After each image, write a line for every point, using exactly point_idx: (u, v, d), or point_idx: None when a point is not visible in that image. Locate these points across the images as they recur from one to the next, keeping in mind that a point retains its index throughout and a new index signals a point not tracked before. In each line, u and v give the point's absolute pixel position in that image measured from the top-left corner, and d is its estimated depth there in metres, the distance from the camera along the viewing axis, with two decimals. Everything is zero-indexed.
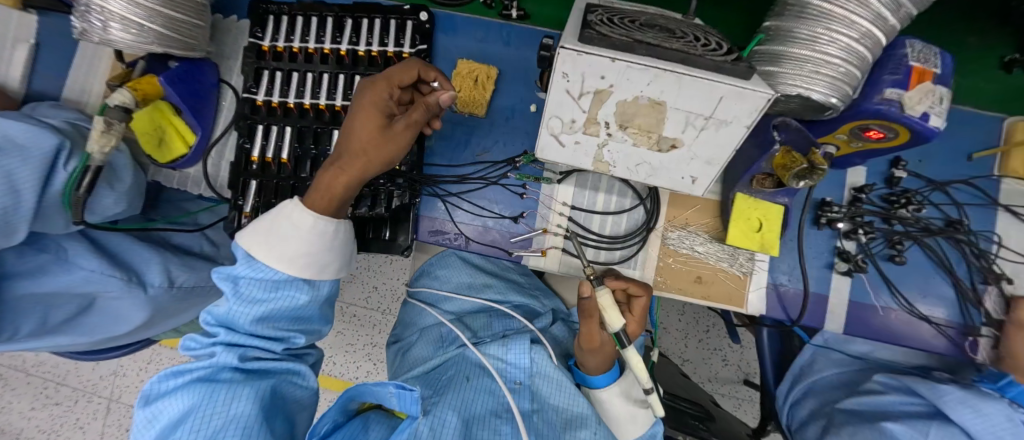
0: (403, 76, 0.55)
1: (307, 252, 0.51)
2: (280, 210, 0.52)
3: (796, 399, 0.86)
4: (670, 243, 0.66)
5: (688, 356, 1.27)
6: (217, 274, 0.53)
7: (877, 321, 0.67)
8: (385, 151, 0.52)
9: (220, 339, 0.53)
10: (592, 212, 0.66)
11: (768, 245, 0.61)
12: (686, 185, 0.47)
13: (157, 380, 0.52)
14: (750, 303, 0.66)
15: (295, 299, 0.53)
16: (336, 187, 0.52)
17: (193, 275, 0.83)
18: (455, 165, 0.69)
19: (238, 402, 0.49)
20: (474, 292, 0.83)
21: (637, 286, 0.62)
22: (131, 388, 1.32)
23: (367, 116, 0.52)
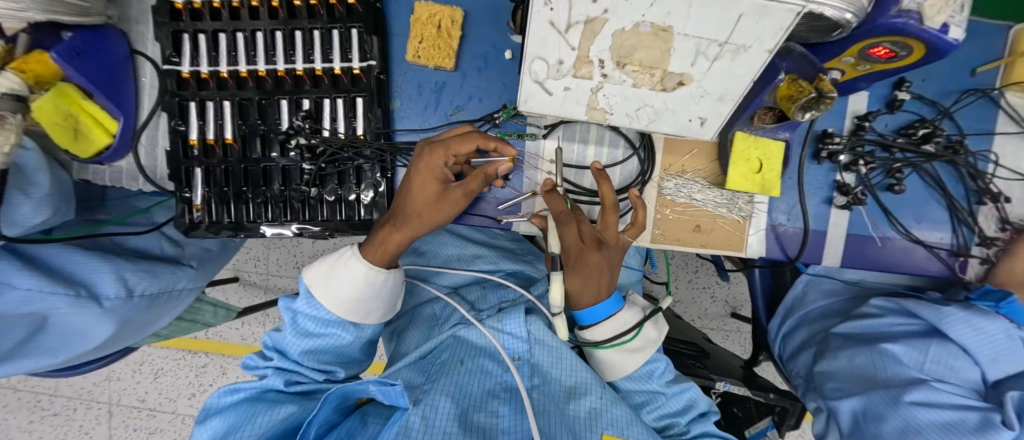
0: (460, 147, 0.52)
1: (358, 300, 0.61)
2: (341, 257, 0.62)
3: (787, 331, 0.89)
4: (667, 193, 0.62)
5: (678, 297, 1.29)
6: (282, 303, 0.65)
7: (873, 253, 0.66)
8: (438, 214, 0.55)
9: (273, 364, 0.66)
10: (582, 167, 0.61)
11: (769, 186, 0.57)
12: (695, 128, 0.42)
13: (214, 397, 0.64)
14: (749, 247, 0.64)
15: (342, 337, 0.64)
16: (393, 243, 0.58)
17: (155, 276, 0.77)
18: (427, 129, 0.61)
19: (275, 415, 0.60)
20: (464, 265, 0.78)
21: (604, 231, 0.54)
22: (131, 390, 1.35)
23: (425, 184, 0.54)
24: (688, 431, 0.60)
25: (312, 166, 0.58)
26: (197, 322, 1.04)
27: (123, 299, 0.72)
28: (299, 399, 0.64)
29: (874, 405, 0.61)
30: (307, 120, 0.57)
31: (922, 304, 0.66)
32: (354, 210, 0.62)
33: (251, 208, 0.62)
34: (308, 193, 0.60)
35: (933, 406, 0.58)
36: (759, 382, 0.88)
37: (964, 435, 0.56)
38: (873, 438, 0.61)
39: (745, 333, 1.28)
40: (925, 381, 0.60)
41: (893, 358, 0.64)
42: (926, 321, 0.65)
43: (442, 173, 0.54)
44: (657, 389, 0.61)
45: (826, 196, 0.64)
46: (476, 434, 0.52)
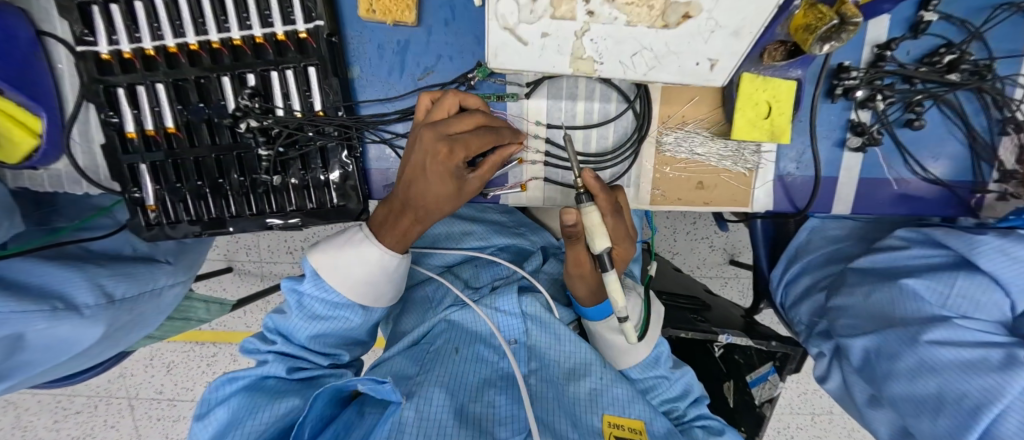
0: (476, 142, 0.45)
1: (370, 283, 0.55)
2: (348, 236, 0.56)
3: (790, 279, 0.86)
4: (666, 149, 0.57)
5: (676, 250, 1.25)
6: (284, 285, 0.59)
7: (886, 195, 0.61)
8: (456, 203, 0.51)
9: (277, 350, 0.63)
10: (571, 128, 0.54)
11: (778, 132, 0.51)
12: (704, 73, 0.38)
13: (213, 388, 0.61)
14: (756, 201, 0.60)
15: (350, 319, 0.59)
16: (407, 233, 0.53)
17: (132, 281, 0.72)
18: (394, 98, 0.55)
19: (277, 409, 0.57)
20: (453, 243, 0.74)
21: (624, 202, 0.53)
22: (148, 382, 1.34)
23: (443, 186, 0.47)
24: (688, 415, 0.65)
25: (270, 151, 0.52)
26: (192, 320, 1.00)
27: (104, 305, 0.67)
28: (303, 388, 0.61)
29: (886, 343, 0.59)
30: (255, 98, 0.50)
31: (952, 234, 0.60)
32: (325, 196, 0.57)
33: (212, 203, 0.56)
34: (270, 182, 0.55)
35: (953, 345, 0.54)
36: (759, 330, 0.85)
37: (983, 374, 0.52)
38: (884, 376, 0.59)
39: (744, 278, 1.26)
40: (946, 318, 0.56)
41: (913, 295, 0.60)
42: (957, 251, 0.60)
43: (460, 172, 0.47)
44: (662, 374, 0.65)
45: (838, 138, 0.58)
46: (473, 426, 0.51)
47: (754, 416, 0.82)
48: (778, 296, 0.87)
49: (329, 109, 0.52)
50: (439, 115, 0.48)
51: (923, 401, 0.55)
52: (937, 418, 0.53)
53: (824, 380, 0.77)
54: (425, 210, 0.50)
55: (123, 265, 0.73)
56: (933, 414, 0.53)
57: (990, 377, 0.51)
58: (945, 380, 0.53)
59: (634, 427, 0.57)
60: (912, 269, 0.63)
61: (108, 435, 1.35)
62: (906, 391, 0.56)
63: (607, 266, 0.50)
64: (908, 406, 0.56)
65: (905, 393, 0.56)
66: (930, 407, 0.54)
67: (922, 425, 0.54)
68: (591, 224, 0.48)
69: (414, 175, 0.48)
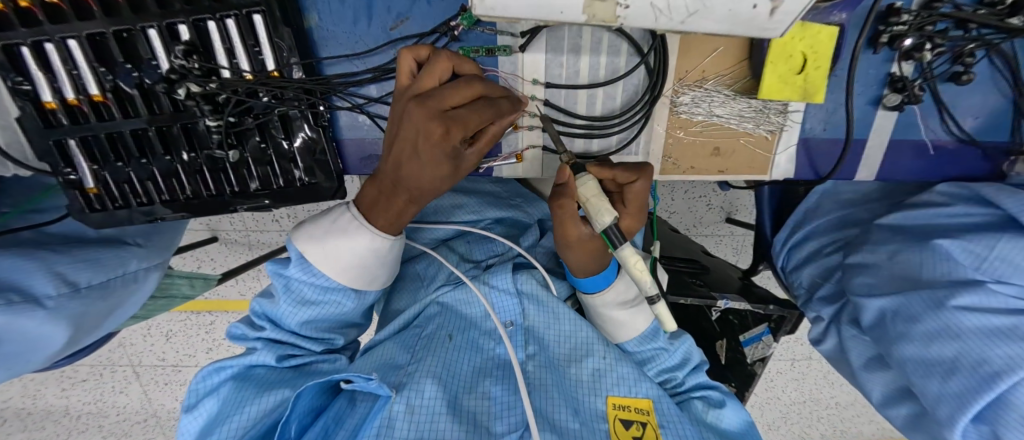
0: (469, 117, 0.37)
1: (362, 267, 0.49)
2: (335, 217, 0.49)
3: (796, 242, 0.81)
4: (681, 110, 0.50)
5: (674, 209, 1.12)
6: (270, 268, 0.52)
7: (912, 158, 0.56)
8: (455, 180, 0.44)
9: (266, 336, 0.54)
10: (575, 88, 0.47)
11: (812, 91, 0.45)
12: (759, 18, 0.32)
13: (200, 378, 0.53)
14: (776, 168, 0.54)
15: (344, 304, 0.52)
16: (402, 215, 0.47)
17: (96, 264, 0.64)
18: (362, 54, 0.46)
19: (264, 403, 0.49)
20: (443, 217, 0.67)
21: (626, 172, 0.47)
22: (149, 350, 1.29)
23: (438, 168, 0.40)
24: (689, 386, 0.60)
25: (219, 122, 0.45)
26: (176, 297, 0.94)
27: (69, 295, 0.60)
28: (296, 378, 0.53)
29: (906, 303, 0.55)
30: (192, 56, 0.42)
31: (1005, 190, 0.53)
32: (291, 172, 0.50)
33: (169, 182, 0.50)
34: (225, 158, 0.47)
35: (981, 311, 0.50)
36: (757, 293, 0.82)
37: (1011, 342, 0.47)
38: (895, 338, 0.55)
39: (740, 236, 1.16)
40: (979, 283, 0.51)
41: (945, 256, 0.54)
42: (1004, 211, 0.53)
43: (458, 153, 0.39)
44: (660, 346, 0.60)
45: (874, 95, 0.52)
46: (468, 421, 0.50)
47: (746, 373, 0.82)
48: (779, 260, 0.82)
49: (284, 69, 0.43)
50: (428, 83, 0.39)
51: (935, 364, 0.51)
52: (947, 379, 0.49)
53: (818, 342, 0.76)
54: (420, 192, 0.43)
55: (87, 251, 0.65)
56: (943, 376, 0.50)
57: (1015, 345, 0.47)
58: (965, 346, 0.49)
59: (639, 406, 0.54)
60: (948, 229, 0.56)
61: (118, 399, 1.35)
62: (918, 353, 0.52)
63: (619, 244, 0.43)
64: (918, 367, 0.52)
65: (917, 355, 0.52)
66: (943, 369, 0.50)
67: (929, 387, 0.51)
68: (584, 194, 0.43)
69: (404, 155, 0.41)
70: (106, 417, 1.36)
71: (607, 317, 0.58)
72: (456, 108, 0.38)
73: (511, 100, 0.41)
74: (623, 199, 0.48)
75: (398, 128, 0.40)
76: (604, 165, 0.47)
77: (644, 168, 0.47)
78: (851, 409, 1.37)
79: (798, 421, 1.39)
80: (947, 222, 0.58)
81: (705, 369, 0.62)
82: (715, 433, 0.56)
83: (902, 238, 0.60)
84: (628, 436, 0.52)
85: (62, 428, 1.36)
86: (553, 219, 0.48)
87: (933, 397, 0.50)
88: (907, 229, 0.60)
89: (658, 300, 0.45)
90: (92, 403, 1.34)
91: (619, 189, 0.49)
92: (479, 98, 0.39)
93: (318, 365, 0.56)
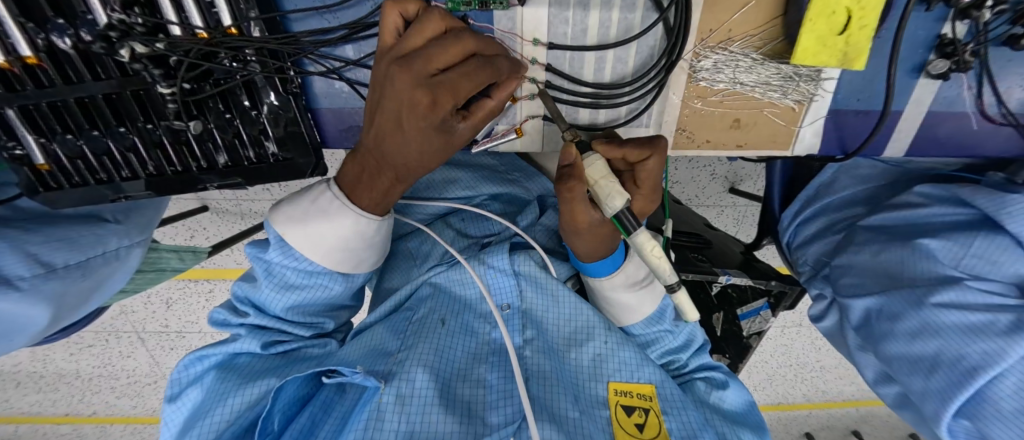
0: (460, 83, 0.32)
1: (349, 250, 0.44)
2: (315, 196, 0.44)
3: (804, 219, 0.76)
4: (700, 76, 0.44)
5: (676, 179, 1.06)
6: (250, 252, 0.47)
7: (946, 132, 0.51)
8: (448, 156, 0.39)
9: (250, 322, 0.50)
10: (581, 50, 0.41)
11: (853, 55, 0.39)
12: None
13: (183, 367, 0.50)
14: (799, 143, 0.50)
15: (331, 288, 0.48)
16: (390, 194, 0.42)
17: (70, 241, 0.59)
18: (338, 7, 0.40)
19: (247, 395, 0.45)
20: (436, 193, 0.63)
21: (638, 149, 0.41)
22: (152, 317, 1.26)
23: (427, 143, 0.35)
24: (689, 366, 0.58)
25: (173, 88, 0.39)
26: (166, 271, 0.89)
27: (44, 275, 0.56)
28: (283, 365, 0.49)
29: (889, 304, 0.53)
30: (133, 8, 0.36)
31: (981, 190, 0.52)
32: (262, 143, 0.45)
33: (128, 158, 0.45)
34: (187, 129, 0.42)
35: (961, 308, 0.48)
36: (757, 268, 0.78)
37: (988, 338, 0.45)
38: (879, 338, 0.53)
39: (741, 207, 1.12)
40: (957, 280, 0.49)
41: (928, 256, 0.52)
42: (980, 210, 0.52)
43: (449, 125, 0.34)
44: (666, 328, 0.57)
45: (917, 61, 0.46)
46: (460, 411, 0.47)
47: (740, 345, 0.80)
48: (786, 235, 0.77)
49: (242, 24, 0.37)
50: (413, 42, 0.33)
51: (920, 359, 0.49)
52: (928, 376, 0.47)
53: (818, 318, 0.73)
54: (408, 169, 0.39)
55: (59, 229, 0.59)
56: (926, 371, 0.48)
57: (998, 341, 0.45)
58: (947, 343, 0.47)
59: (641, 392, 0.52)
60: (931, 228, 0.56)
61: (127, 363, 1.34)
62: (899, 349, 0.51)
63: (632, 229, 0.39)
64: (902, 364, 0.50)
65: (901, 352, 0.50)
66: (925, 365, 0.48)
67: (913, 383, 0.49)
68: (592, 175, 0.39)
69: (387, 128, 0.36)
70: (116, 379, 1.37)
71: (619, 301, 0.54)
72: (445, 71, 0.33)
73: (508, 60, 0.35)
74: (637, 181, 0.44)
75: (380, 95, 0.35)
76: (612, 143, 0.42)
77: (659, 144, 0.41)
78: (836, 372, 1.39)
79: (784, 382, 1.42)
80: (928, 220, 0.56)
81: (709, 350, 0.60)
82: (720, 416, 0.53)
83: (885, 237, 0.58)
84: (630, 423, 0.50)
85: (82, 386, 1.38)
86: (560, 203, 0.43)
87: (916, 393, 0.49)
88: (890, 227, 0.59)
89: (678, 287, 0.41)
90: (102, 366, 1.34)
91: (632, 169, 0.44)
92: (470, 58, 0.33)
93: (308, 351, 0.52)
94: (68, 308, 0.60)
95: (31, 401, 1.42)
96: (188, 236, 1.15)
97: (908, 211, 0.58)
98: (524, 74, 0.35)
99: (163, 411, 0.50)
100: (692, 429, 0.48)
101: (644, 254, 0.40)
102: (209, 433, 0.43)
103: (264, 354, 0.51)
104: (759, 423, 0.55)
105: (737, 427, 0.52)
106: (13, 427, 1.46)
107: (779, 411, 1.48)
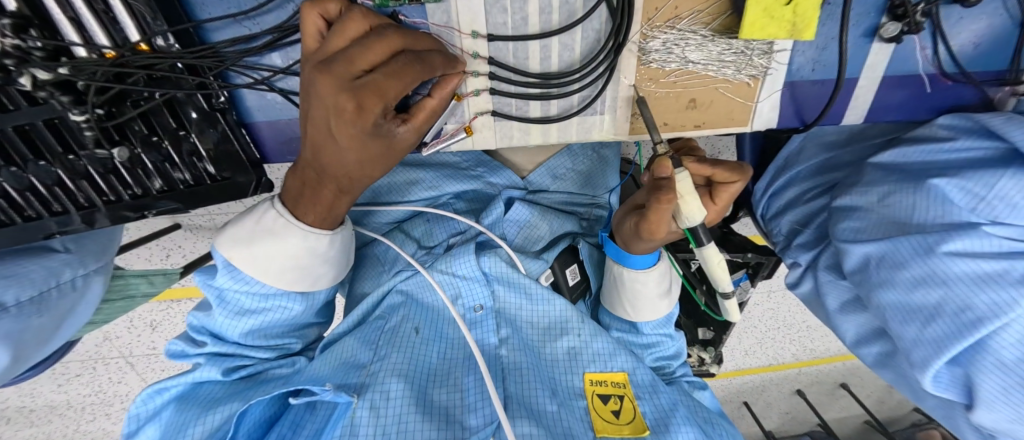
0: (387, 83, 0.30)
1: (303, 268, 0.42)
2: (259, 217, 0.41)
3: (776, 189, 0.76)
4: (650, 58, 0.43)
5: None
6: (199, 279, 0.45)
7: (904, 93, 0.50)
8: (392, 162, 0.37)
9: (208, 350, 0.48)
10: (522, 40, 0.39)
11: (801, 26, 0.38)
12: None
13: (139, 402, 0.48)
14: (757, 118, 0.49)
15: (291, 308, 0.47)
16: (337, 206, 0.40)
17: None
18: (255, 13, 0.37)
19: (209, 423, 0.44)
20: (398, 197, 0.60)
21: (727, 171, 0.46)
22: (138, 341, 1.16)
23: (366, 150, 0.34)
24: (677, 372, 0.60)
25: (87, 115, 0.36)
26: (138, 297, 0.81)
27: None
28: (247, 389, 0.47)
29: (893, 250, 0.48)
30: (29, 31, 0.31)
31: (1016, 119, 0.43)
32: (195, 164, 0.43)
33: (54, 191, 0.42)
34: (112, 158, 0.39)
35: (973, 256, 0.44)
36: (735, 241, 0.80)
37: (999, 287, 0.42)
38: (873, 285, 0.50)
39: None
40: (974, 227, 0.44)
41: (939, 198, 0.46)
42: (1011, 144, 0.44)
43: (385, 130, 0.32)
44: (668, 333, 0.59)
45: (869, 25, 0.45)
46: (439, 417, 0.46)
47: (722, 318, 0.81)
48: (759, 208, 0.78)
49: (152, 38, 0.35)
50: (335, 44, 0.31)
51: (916, 309, 0.47)
52: (924, 326, 0.46)
53: (795, 285, 0.74)
54: (351, 179, 0.37)
55: None
56: (922, 322, 0.46)
57: (1008, 291, 0.42)
58: (951, 293, 0.44)
59: (616, 380, 0.52)
60: (946, 168, 0.48)
61: (119, 388, 1.25)
62: (895, 298, 0.48)
63: (705, 241, 0.43)
64: (897, 313, 0.48)
65: (897, 300, 0.48)
66: (923, 315, 0.46)
67: (906, 332, 0.48)
68: (683, 189, 0.41)
69: (320, 138, 0.34)
70: (98, 413, 1.30)
71: (640, 293, 0.54)
72: (371, 72, 0.30)
73: (439, 54, 0.33)
74: (714, 195, 0.49)
75: (308, 104, 0.33)
76: (703, 160, 0.46)
77: (745, 169, 0.47)
78: (821, 330, 1.41)
79: (774, 344, 1.44)
80: (940, 159, 0.49)
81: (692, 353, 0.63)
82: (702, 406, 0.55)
83: (894, 178, 0.51)
84: (606, 410, 0.50)
85: (60, 424, 1.30)
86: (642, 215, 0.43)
87: (909, 341, 0.48)
88: (901, 169, 0.52)
89: (730, 295, 0.46)
90: (94, 395, 1.24)
91: (710, 184, 0.49)
92: (397, 55, 0.31)
93: (275, 372, 0.50)
94: (29, 348, 0.54)
95: None
96: (163, 256, 1.03)
97: (925, 147, 0.50)
98: (460, 68, 0.34)
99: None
100: (664, 411, 0.50)
101: (710, 264, 0.44)
102: None
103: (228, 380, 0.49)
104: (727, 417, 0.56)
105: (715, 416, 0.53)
106: None
107: (771, 371, 1.51)
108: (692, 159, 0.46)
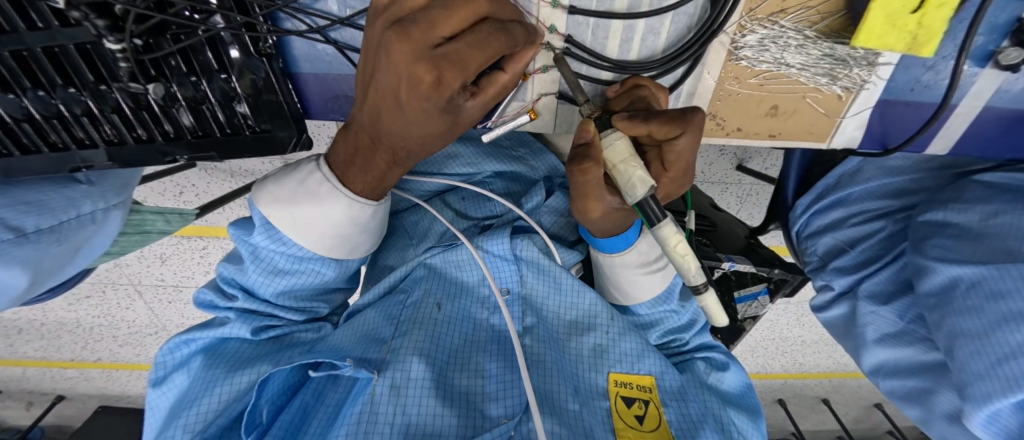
0: (468, 55, 0.26)
1: (343, 236, 0.40)
2: (304, 176, 0.39)
3: None
4: (742, 55, 0.39)
5: None
6: (233, 234, 0.43)
7: (1000, 124, 0.46)
8: (454, 136, 0.35)
9: (239, 307, 0.46)
10: (606, 18, 0.35)
11: (922, 42, 0.34)
12: None
13: (168, 350, 0.47)
14: (838, 136, 0.46)
15: (323, 274, 0.45)
16: (387, 177, 0.38)
17: None
18: None
19: (236, 385, 0.43)
20: (435, 168, 0.57)
21: (666, 127, 0.34)
22: (147, 272, 1.15)
23: (431, 124, 0.31)
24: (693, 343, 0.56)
25: (124, 45, 0.32)
26: (152, 233, 0.74)
27: (15, 241, 0.44)
28: (274, 352, 0.46)
29: (993, 278, 0.47)
30: None
31: None
32: (233, 108, 0.40)
33: (81, 121, 0.40)
34: (146, 93, 0.37)
35: None
36: (760, 254, 0.74)
37: None
38: (953, 311, 0.49)
39: (748, 185, 1.01)
40: None
41: None
42: None
43: (456, 105, 0.30)
44: (672, 309, 0.55)
45: (987, 49, 0.40)
46: (461, 403, 0.45)
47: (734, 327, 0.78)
48: (796, 225, 0.72)
49: None
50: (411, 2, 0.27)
51: (993, 345, 0.45)
52: (998, 364, 0.44)
53: (821, 309, 0.71)
54: (409, 148, 0.34)
55: None
56: (999, 357, 0.45)
57: None
58: None
59: (641, 384, 0.50)
60: None
61: (126, 315, 1.26)
62: (973, 327, 0.47)
63: (656, 220, 0.34)
64: (969, 344, 0.47)
65: (971, 329, 0.47)
66: (997, 353, 0.45)
67: (972, 363, 0.46)
68: (610, 158, 0.33)
69: (383, 104, 0.31)
70: (105, 335, 1.31)
71: (620, 279, 0.52)
72: (451, 41, 0.27)
73: (523, 24, 0.29)
74: (665, 162, 0.38)
75: (373, 68, 0.30)
76: (635, 119, 0.34)
77: (691, 119, 0.35)
78: (815, 346, 1.39)
79: (766, 354, 1.43)
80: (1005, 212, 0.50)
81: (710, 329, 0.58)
82: (716, 396, 0.51)
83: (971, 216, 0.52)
84: (630, 415, 0.48)
85: (70, 341, 1.31)
86: (580, 190, 0.38)
87: (971, 374, 0.46)
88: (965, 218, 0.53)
89: (704, 290, 0.35)
90: (102, 317, 1.25)
91: (660, 145, 0.38)
92: (480, 22, 0.27)
93: (301, 336, 0.49)
94: (49, 273, 0.50)
95: (19, 353, 1.35)
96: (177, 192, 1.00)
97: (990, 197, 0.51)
98: (540, 41, 0.30)
99: (147, 392, 0.48)
100: (692, 421, 0.47)
101: (666, 249, 0.35)
102: (192, 424, 0.41)
103: (255, 339, 0.48)
104: (755, 406, 0.53)
105: (731, 407, 0.51)
106: (16, 370, 1.40)
107: (758, 379, 1.50)
108: (623, 116, 0.34)
